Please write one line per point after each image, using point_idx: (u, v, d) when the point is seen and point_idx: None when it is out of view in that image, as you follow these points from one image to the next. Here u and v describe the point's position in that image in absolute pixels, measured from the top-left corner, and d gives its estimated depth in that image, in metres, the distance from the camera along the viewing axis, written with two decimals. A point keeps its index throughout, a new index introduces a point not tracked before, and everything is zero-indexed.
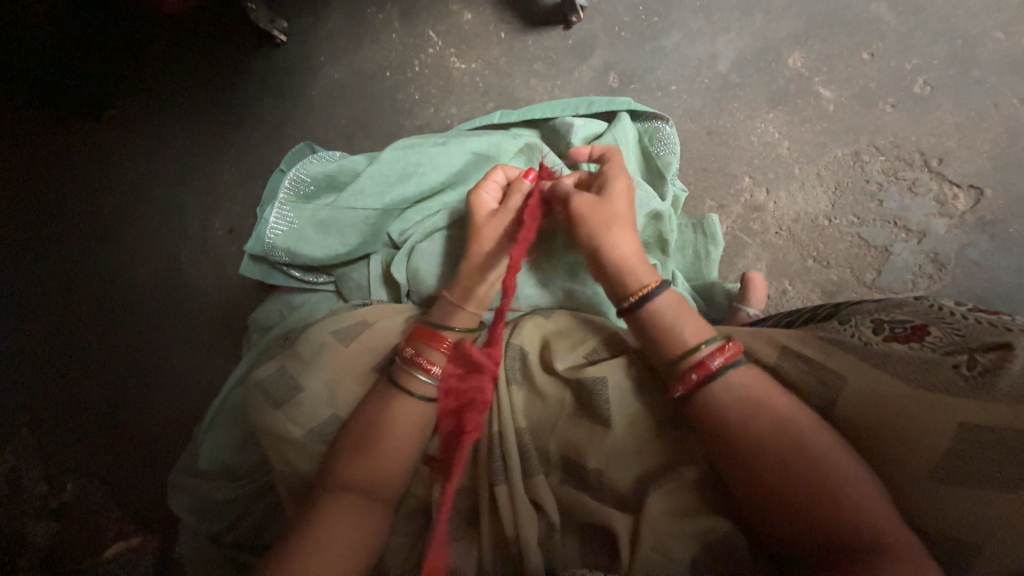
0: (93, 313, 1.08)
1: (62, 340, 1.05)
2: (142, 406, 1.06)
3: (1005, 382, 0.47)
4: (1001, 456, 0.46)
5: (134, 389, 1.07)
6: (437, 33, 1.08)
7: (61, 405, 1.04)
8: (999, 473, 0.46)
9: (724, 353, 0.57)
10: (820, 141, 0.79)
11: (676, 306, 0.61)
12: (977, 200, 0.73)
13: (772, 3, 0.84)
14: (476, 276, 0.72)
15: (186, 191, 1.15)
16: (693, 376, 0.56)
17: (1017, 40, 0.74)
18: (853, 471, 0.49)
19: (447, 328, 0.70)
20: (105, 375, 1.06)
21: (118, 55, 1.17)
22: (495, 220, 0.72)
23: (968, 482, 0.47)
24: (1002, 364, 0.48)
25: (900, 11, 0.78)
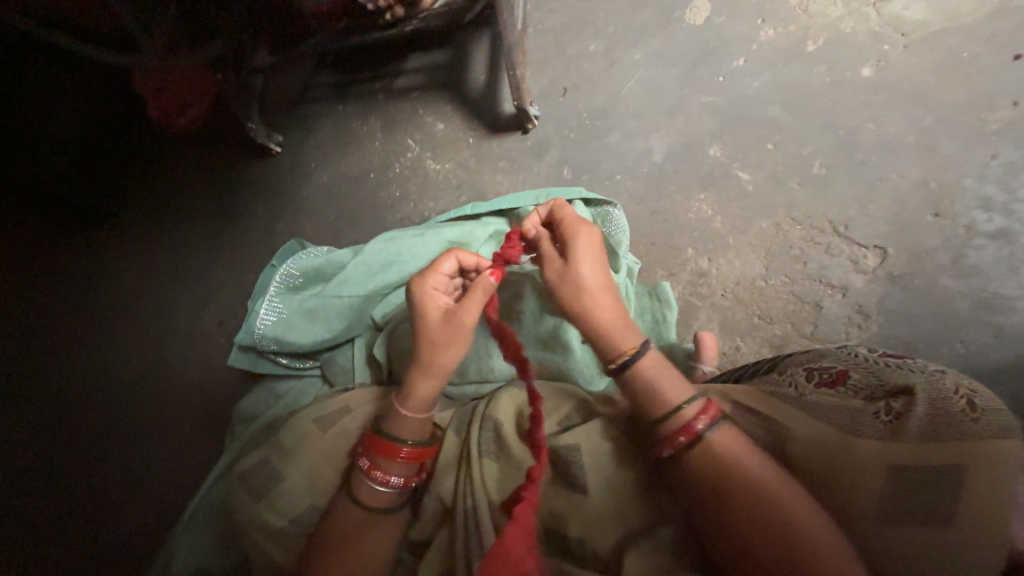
0: (84, 405, 1.19)
1: (55, 439, 1.16)
2: (125, 506, 1.11)
3: (914, 425, 0.52)
4: (934, 492, 0.50)
5: (116, 481, 1.13)
6: (414, 140, 1.25)
7: (51, 508, 1.11)
8: (934, 509, 0.50)
9: (707, 414, 0.60)
10: (747, 215, 0.92)
11: (657, 368, 0.64)
12: (883, 257, 0.85)
13: (689, 107, 1.01)
14: (432, 384, 0.69)
15: (179, 289, 1.28)
16: (681, 440, 0.59)
17: (890, 128, 0.90)
18: (812, 519, 0.52)
19: (402, 440, 0.68)
20: (93, 474, 1.14)
21: (119, 173, 1.35)
22: (453, 325, 0.69)
23: (909, 520, 0.50)
24: (908, 409, 0.53)
25: (792, 109, 0.95)
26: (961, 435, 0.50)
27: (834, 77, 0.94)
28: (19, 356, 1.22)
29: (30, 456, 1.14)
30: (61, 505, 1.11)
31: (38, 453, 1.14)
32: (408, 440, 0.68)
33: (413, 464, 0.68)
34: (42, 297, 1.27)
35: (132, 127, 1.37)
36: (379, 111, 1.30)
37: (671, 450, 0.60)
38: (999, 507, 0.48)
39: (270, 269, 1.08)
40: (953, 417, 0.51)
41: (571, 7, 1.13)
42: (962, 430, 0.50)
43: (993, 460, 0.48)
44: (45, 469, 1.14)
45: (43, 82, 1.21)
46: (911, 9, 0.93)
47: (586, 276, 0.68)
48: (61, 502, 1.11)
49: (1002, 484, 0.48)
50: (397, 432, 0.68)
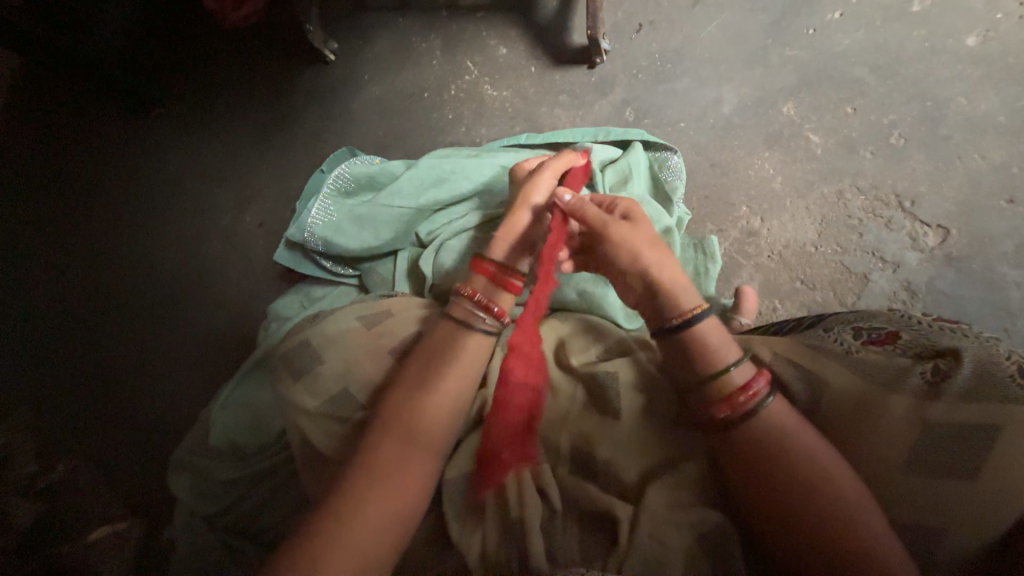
0: (124, 283, 1.24)
1: (93, 312, 1.23)
2: (160, 385, 1.18)
3: (957, 386, 0.55)
4: (962, 448, 0.53)
5: (150, 359, 1.20)
6: (474, 62, 1.22)
7: (89, 376, 1.18)
8: (959, 464, 0.53)
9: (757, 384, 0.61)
10: (810, 178, 0.90)
11: (716, 331, 0.66)
12: (944, 238, 0.83)
13: (770, 59, 0.96)
14: (525, 214, 0.80)
15: (223, 186, 1.30)
16: (739, 400, 0.60)
17: (984, 104, 0.85)
18: (834, 458, 0.56)
19: (494, 258, 0.78)
20: (130, 351, 1.20)
21: (172, 64, 1.36)
22: (543, 173, 0.82)
23: (931, 471, 0.54)
24: (954, 369, 0.55)
25: (879, 74, 0.90)
26: (1005, 399, 0.53)
27: (933, 43, 0.88)
28: (69, 231, 1.27)
29: (74, 324, 1.23)
30: (98, 374, 1.19)
31: (79, 323, 1.22)
32: (501, 260, 0.78)
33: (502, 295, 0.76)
34: (90, 179, 1.30)
35: (189, 19, 1.37)
36: (441, 28, 1.26)
37: (728, 409, 0.61)
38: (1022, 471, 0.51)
39: (320, 175, 1.09)
40: (998, 382, 0.53)
41: None
42: (1007, 398, 0.53)
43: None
44: (88, 339, 1.21)
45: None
46: None
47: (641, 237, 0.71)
48: (97, 373, 1.19)
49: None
50: (495, 255, 0.78)
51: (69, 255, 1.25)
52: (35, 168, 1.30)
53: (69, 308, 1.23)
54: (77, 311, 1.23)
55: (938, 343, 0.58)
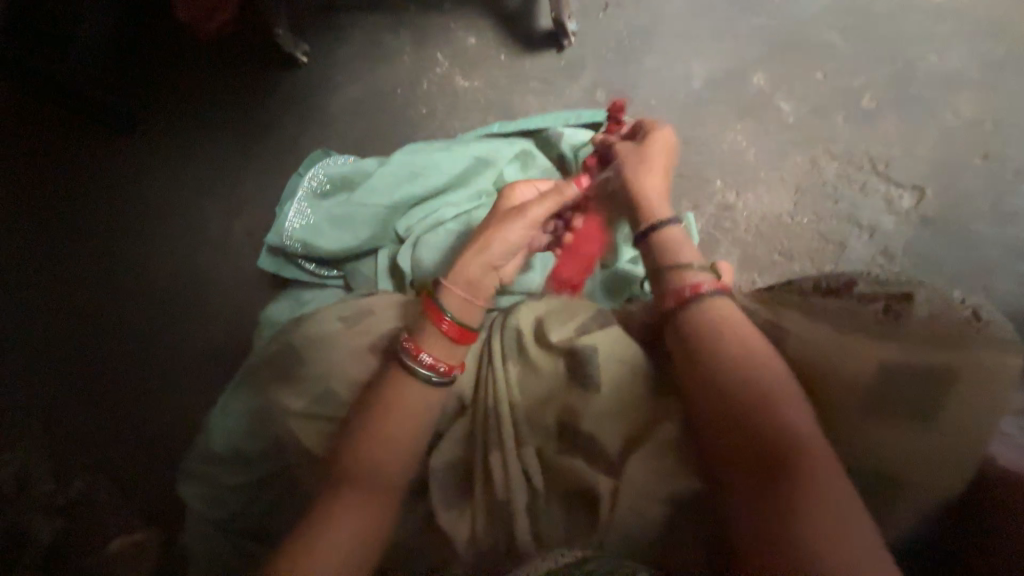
0: (115, 301, 1.26)
1: (82, 329, 1.24)
2: (159, 398, 1.20)
3: (910, 325, 0.58)
4: (925, 391, 0.55)
5: (146, 373, 1.22)
6: (445, 55, 1.21)
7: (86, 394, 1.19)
8: (919, 405, 0.54)
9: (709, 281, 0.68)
10: (784, 148, 0.89)
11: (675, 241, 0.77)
12: (920, 199, 0.82)
13: (738, 30, 0.95)
14: (477, 268, 0.78)
15: (206, 197, 1.31)
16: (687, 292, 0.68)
17: (955, 60, 0.84)
18: (792, 393, 0.57)
19: (446, 311, 0.74)
20: (125, 368, 1.22)
21: (144, 78, 1.35)
22: (517, 220, 0.79)
23: (895, 413, 0.55)
24: (906, 310, 0.60)
25: (848, 37, 0.88)
26: (956, 338, 0.57)
27: (900, 3, 0.87)
28: (55, 251, 1.28)
29: (56, 342, 1.22)
30: (87, 392, 1.20)
31: (66, 341, 1.23)
32: (452, 312, 0.74)
33: (452, 351, 0.73)
34: (73, 199, 1.30)
35: (160, 31, 1.37)
36: (409, 22, 1.25)
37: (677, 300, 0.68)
38: (978, 412, 0.54)
39: (296, 177, 1.08)
40: (955, 324, 0.57)
41: None
42: (966, 336, 0.56)
43: (987, 367, 0.54)
44: (82, 358, 1.22)
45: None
46: None
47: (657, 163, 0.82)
48: (88, 391, 1.20)
49: (988, 388, 0.54)
50: (448, 305, 0.75)
51: (56, 277, 1.26)
52: (13, 188, 1.30)
53: (56, 327, 1.23)
54: (64, 329, 1.23)
55: (896, 288, 0.63)
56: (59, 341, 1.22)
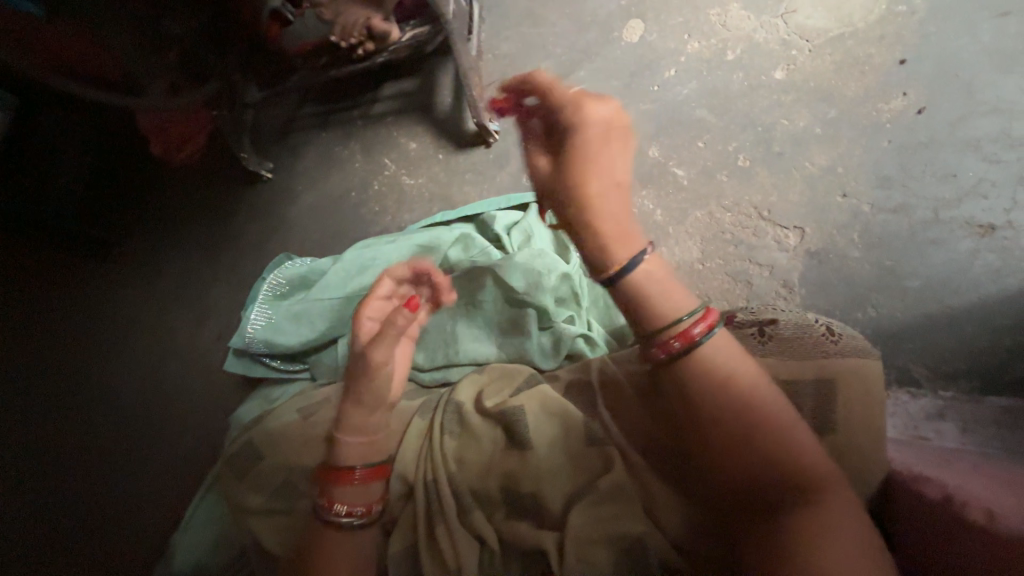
0: (90, 420, 1.32)
1: (57, 450, 1.30)
2: (143, 512, 1.24)
3: (782, 343, 0.66)
4: (826, 402, 0.61)
5: (116, 488, 1.26)
6: (391, 159, 1.37)
7: (72, 518, 1.24)
8: (821, 418, 0.61)
9: (705, 322, 0.62)
10: (683, 207, 1.02)
11: (654, 284, 0.64)
12: (802, 236, 0.97)
13: (629, 114, 1.11)
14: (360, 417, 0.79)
15: (180, 308, 1.40)
16: (677, 344, 0.61)
17: (800, 122, 1.01)
18: (787, 417, 0.58)
19: (352, 466, 0.74)
20: (110, 486, 1.27)
21: (122, 208, 1.49)
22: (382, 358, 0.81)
23: (825, 422, 0.61)
24: (777, 331, 0.68)
25: (716, 111, 1.06)
26: (824, 352, 0.64)
27: (750, 81, 1.05)
28: (42, 380, 1.36)
29: (45, 469, 1.28)
30: (54, 511, 1.25)
31: (36, 462, 1.29)
32: (356, 465, 0.74)
33: (369, 485, 0.74)
34: (58, 327, 1.40)
35: (134, 163, 1.51)
36: (357, 134, 1.42)
37: (667, 353, 0.62)
38: (863, 413, 0.60)
39: (258, 281, 1.17)
40: (813, 338, 0.66)
41: (524, 32, 1.24)
42: (827, 350, 0.64)
43: (855, 373, 0.62)
44: (70, 482, 1.27)
45: (32, 133, 1.36)
46: (813, 19, 1.05)
47: (610, 171, 0.65)
48: (58, 510, 1.25)
49: (862, 391, 0.61)
50: (349, 458, 0.76)
51: (44, 405, 1.34)
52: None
53: (28, 450, 1.30)
54: (36, 452, 1.29)
55: (764, 313, 0.71)
56: (37, 461, 1.29)
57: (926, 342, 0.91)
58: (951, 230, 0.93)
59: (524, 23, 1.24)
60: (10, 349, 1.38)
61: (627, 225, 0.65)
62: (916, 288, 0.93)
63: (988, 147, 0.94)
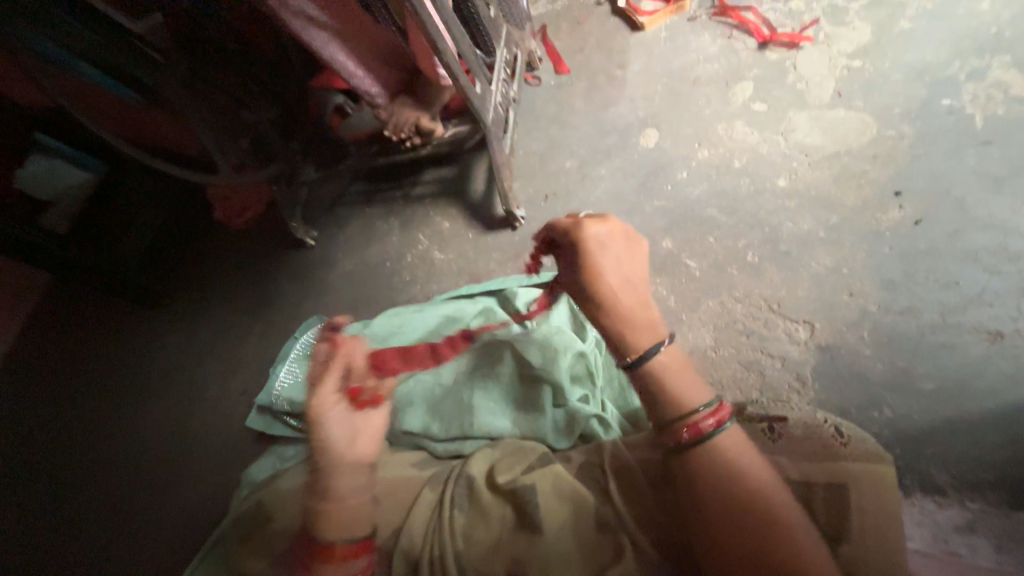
0: (96, 465, 1.35)
1: (51, 491, 1.33)
2: (138, 569, 1.22)
3: (792, 443, 0.68)
4: (837, 507, 0.61)
5: (104, 541, 1.26)
6: (424, 235, 1.50)
7: (73, 568, 1.24)
8: (832, 525, 0.60)
9: (716, 416, 0.65)
10: (696, 296, 1.08)
11: (676, 371, 0.70)
12: (813, 331, 1.00)
13: (645, 209, 1.22)
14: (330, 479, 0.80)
15: (212, 361, 1.47)
16: (687, 434, 0.65)
17: (804, 225, 1.09)
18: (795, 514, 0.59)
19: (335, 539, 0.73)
20: (112, 537, 1.26)
21: (178, 265, 1.64)
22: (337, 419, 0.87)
23: (834, 529, 0.60)
24: (786, 430, 0.70)
25: (725, 211, 1.15)
26: (835, 455, 0.64)
27: (756, 186, 1.16)
28: (72, 423, 1.42)
29: (55, 514, 1.30)
30: (57, 559, 1.25)
31: (44, 507, 1.31)
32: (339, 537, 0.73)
33: (351, 557, 0.72)
34: (97, 372, 1.48)
35: (196, 226, 1.69)
36: (397, 212, 1.57)
37: (676, 442, 0.65)
38: (880, 524, 0.59)
39: (291, 340, 1.25)
40: (824, 439, 0.67)
41: (552, 134, 1.41)
42: (836, 451, 0.65)
43: (869, 477, 0.61)
44: (74, 531, 1.28)
45: (118, 198, 1.57)
46: (811, 137, 1.17)
47: (628, 273, 0.74)
48: (35, 557, 1.26)
49: (877, 500, 0.60)
50: (328, 533, 0.74)
51: (68, 448, 1.38)
52: (48, 366, 1.50)
53: (31, 490, 1.33)
54: (32, 492, 1.33)
55: (775, 410, 0.73)
56: (30, 501, 1.32)
57: (947, 449, 0.89)
58: (960, 334, 0.95)
59: (552, 127, 1.42)
60: (51, 390, 1.46)
61: (646, 318, 0.72)
62: (931, 390, 0.93)
63: (988, 259, 0.98)
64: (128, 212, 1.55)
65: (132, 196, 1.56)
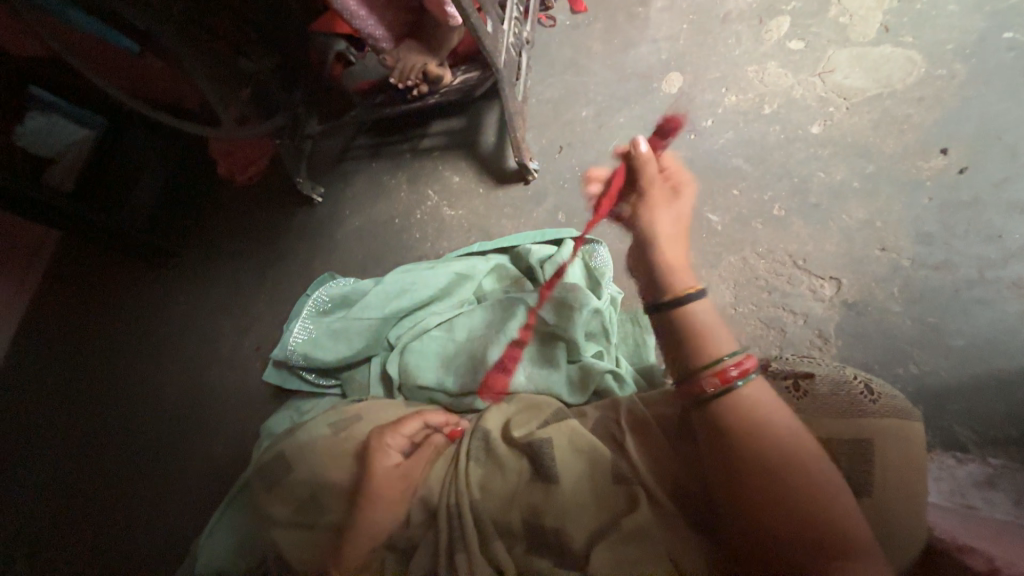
0: (116, 419, 1.40)
1: (71, 442, 1.38)
2: (168, 513, 1.28)
3: (816, 399, 0.65)
4: (862, 461, 0.60)
5: (125, 490, 1.32)
6: (434, 190, 1.46)
7: (101, 513, 1.29)
8: (855, 479, 0.59)
9: (743, 366, 0.64)
10: (717, 252, 1.05)
11: (700, 328, 0.69)
12: (839, 287, 0.97)
13: None
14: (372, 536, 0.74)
15: (226, 319, 1.49)
16: (717, 380, 0.64)
17: (836, 175, 1.03)
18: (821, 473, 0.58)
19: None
20: (141, 484, 1.32)
21: (184, 221, 1.61)
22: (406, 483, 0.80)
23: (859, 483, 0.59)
24: (812, 386, 0.67)
25: (752, 160, 1.09)
26: (862, 412, 0.64)
27: (788, 134, 1.08)
28: (95, 377, 1.46)
29: (84, 462, 1.36)
30: (87, 504, 1.30)
31: (73, 456, 1.36)
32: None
33: None
34: (115, 328, 1.51)
35: (201, 182, 1.65)
36: (405, 167, 1.52)
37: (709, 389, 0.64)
38: (902, 474, 0.60)
39: (303, 297, 1.24)
40: (853, 395, 0.65)
41: (567, 80, 1.32)
42: (861, 409, 0.63)
43: (888, 432, 0.62)
44: (104, 477, 1.33)
45: (125, 153, 1.55)
46: (851, 79, 1.08)
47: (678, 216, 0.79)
48: (55, 503, 1.31)
49: (900, 452, 0.61)
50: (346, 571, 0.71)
51: (93, 400, 1.43)
52: (68, 322, 1.52)
53: (61, 440, 1.38)
54: (57, 443, 1.38)
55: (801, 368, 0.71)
56: (49, 451, 1.37)
57: (970, 406, 0.88)
58: (998, 290, 0.91)
59: (567, 73, 1.33)
60: (72, 346, 1.50)
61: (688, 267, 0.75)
62: (959, 347, 0.90)
63: None
64: (135, 166, 1.55)
65: (141, 153, 1.56)
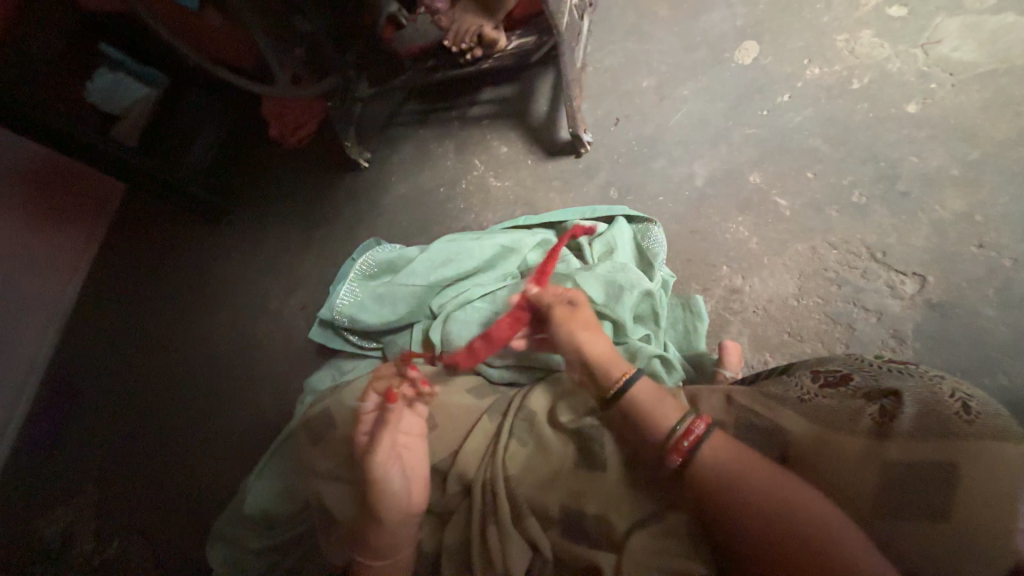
0: (172, 367, 1.48)
1: (131, 383, 1.48)
2: (217, 454, 1.36)
3: (903, 424, 0.60)
4: (943, 487, 0.56)
5: (179, 430, 1.41)
6: (481, 160, 1.43)
7: (159, 449, 1.39)
8: (929, 505, 0.56)
9: (692, 434, 0.67)
10: (783, 238, 0.98)
11: (653, 394, 0.72)
12: (922, 285, 0.89)
13: (732, 137, 1.08)
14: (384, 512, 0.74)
15: (275, 277, 1.53)
16: (685, 445, 0.66)
17: (928, 162, 0.94)
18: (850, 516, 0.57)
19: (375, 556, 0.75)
20: (193, 426, 1.41)
21: (237, 180, 1.66)
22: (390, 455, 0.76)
23: (931, 508, 0.56)
24: (898, 409, 0.61)
25: (832, 142, 1.00)
26: (954, 434, 0.57)
27: (878, 113, 0.99)
28: (154, 323, 1.55)
29: (143, 402, 1.45)
30: (146, 440, 1.41)
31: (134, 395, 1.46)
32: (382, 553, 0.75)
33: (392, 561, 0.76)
34: (172, 279, 1.59)
35: (253, 142, 1.68)
36: (453, 134, 1.49)
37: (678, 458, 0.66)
38: (997, 504, 0.53)
39: (349, 261, 1.26)
40: (946, 416, 0.58)
41: (630, 47, 1.24)
42: (952, 430, 0.57)
43: (983, 458, 0.55)
44: (161, 417, 1.43)
45: (184, 111, 1.60)
46: (959, 52, 0.98)
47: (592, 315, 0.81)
48: (118, 436, 1.42)
49: (995, 481, 0.54)
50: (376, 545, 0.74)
51: (152, 345, 1.52)
52: (132, 270, 1.61)
53: (122, 380, 1.48)
54: (119, 382, 1.48)
55: (883, 384, 0.65)
56: (113, 389, 1.48)
57: None
58: None
59: (629, 39, 1.24)
60: (135, 293, 1.59)
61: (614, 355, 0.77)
62: None
63: None
64: (194, 123, 1.59)
65: (199, 112, 1.60)
